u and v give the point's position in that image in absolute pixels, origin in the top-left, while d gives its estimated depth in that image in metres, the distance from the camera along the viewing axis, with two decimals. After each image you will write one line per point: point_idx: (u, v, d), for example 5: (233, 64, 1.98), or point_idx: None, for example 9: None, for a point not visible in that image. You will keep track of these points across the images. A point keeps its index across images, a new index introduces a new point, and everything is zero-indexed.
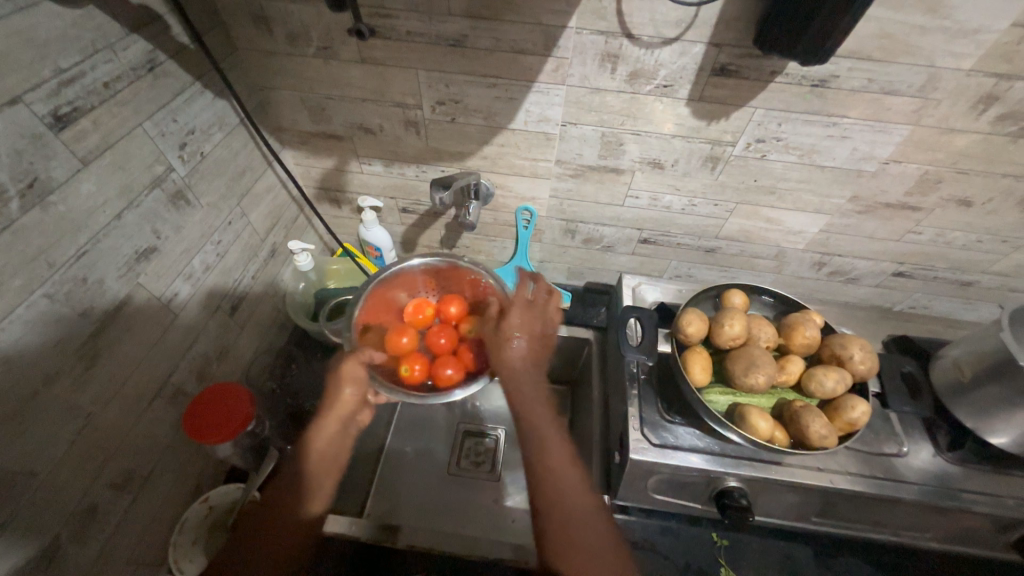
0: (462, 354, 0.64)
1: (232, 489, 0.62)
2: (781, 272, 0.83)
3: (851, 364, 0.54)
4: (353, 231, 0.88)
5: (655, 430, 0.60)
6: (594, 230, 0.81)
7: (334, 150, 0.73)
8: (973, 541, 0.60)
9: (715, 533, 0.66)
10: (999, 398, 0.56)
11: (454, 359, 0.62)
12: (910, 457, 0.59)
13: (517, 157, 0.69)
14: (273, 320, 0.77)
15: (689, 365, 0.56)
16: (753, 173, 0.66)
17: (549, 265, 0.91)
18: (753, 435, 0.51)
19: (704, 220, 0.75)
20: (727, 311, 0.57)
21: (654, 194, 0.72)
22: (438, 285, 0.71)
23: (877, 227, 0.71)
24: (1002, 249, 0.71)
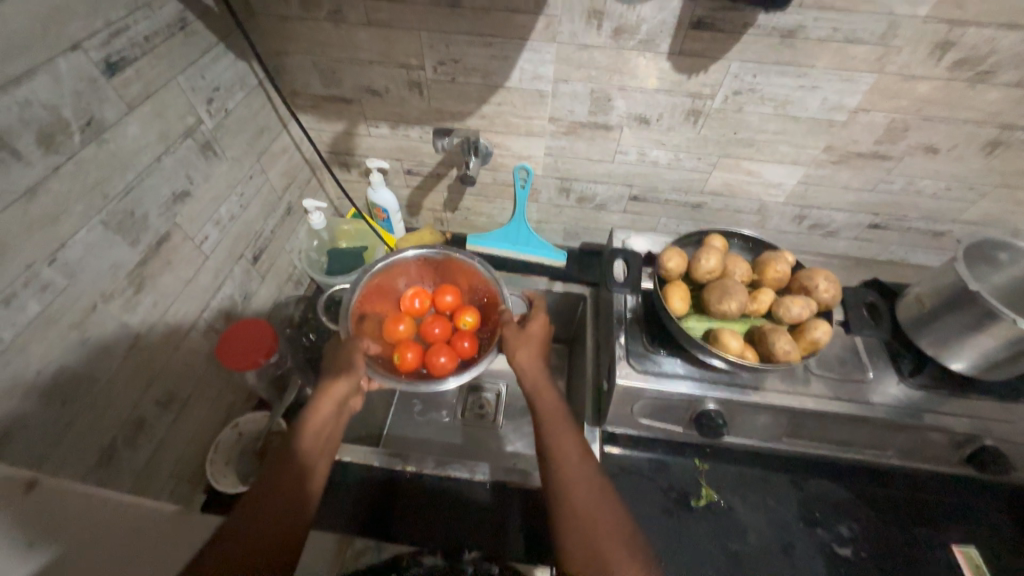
0: (453, 344, 0.69)
1: (259, 417, 0.69)
2: (764, 227, 0.88)
3: (817, 293, 0.60)
4: (361, 195, 0.94)
5: (640, 359, 0.66)
6: (587, 188, 0.86)
7: (344, 114, 0.79)
8: (931, 457, 0.66)
9: (697, 460, 0.72)
10: (957, 324, 0.61)
11: (447, 348, 0.67)
12: (875, 382, 0.65)
13: (514, 115, 0.75)
14: (289, 275, 0.83)
15: (668, 296, 0.62)
16: (732, 125, 0.71)
17: (546, 227, 0.97)
18: (724, 353, 0.57)
19: (689, 175, 0.80)
20: (705, 247, 0.63)
21: (642, 149, 0.77)
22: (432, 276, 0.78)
23: (851, 178, 0.76)
24: (969, 196, 0.76)
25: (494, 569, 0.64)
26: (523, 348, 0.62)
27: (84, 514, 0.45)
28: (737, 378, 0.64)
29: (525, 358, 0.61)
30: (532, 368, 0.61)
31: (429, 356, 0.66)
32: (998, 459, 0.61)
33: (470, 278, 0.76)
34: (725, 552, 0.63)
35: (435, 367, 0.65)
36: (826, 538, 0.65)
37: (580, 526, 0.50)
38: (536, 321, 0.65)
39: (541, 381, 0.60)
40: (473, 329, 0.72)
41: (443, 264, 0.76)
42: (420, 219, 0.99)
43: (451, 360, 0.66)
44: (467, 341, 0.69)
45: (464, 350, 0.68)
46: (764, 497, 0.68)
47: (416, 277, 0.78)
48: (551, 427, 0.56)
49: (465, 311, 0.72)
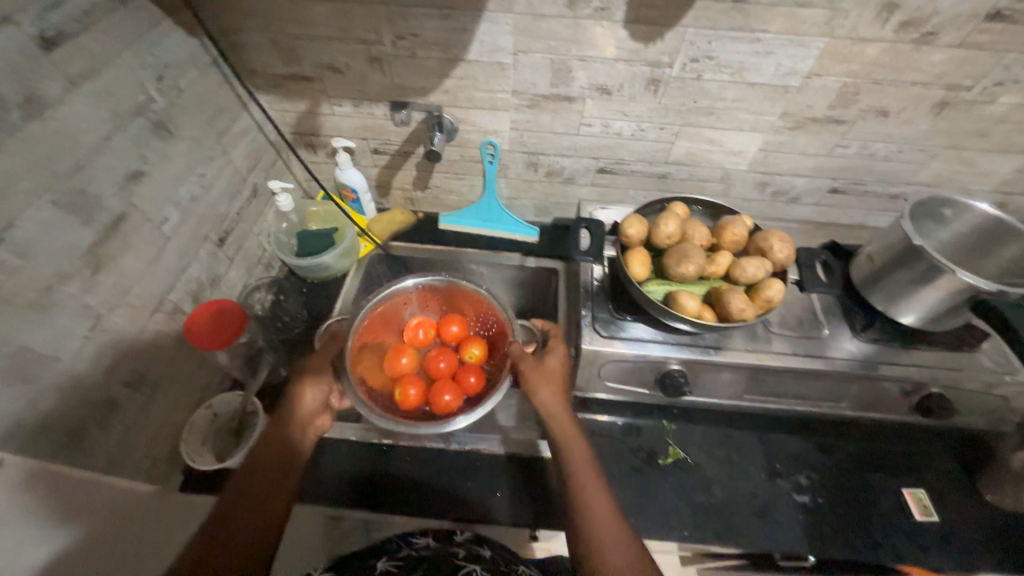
0: (458, 379, 0.69)
1: (232, 397, 0.69)
2: (729, 195, 0.90)
3: (771, 254, 0.62)
4: (329, 176, 0.94)
5: (605, 325, 0.68)
6: (555, 162, 0.86)
7: (305, 93, 0.78)
8: (883, 407, 0.69)
9: (664, 420, 0.75)
10: (907, 279, 0.64)
11: (451, 385, 0.67)
12: (829, 338, 0.68)
13: (477, 89, 0.75)
14: (259, 258, 0.83)
15: (629, 262, 0.63)
16: (692, 94, 0.72)
17: (517, 203, 0.97)
18: (682, 314, 0.59)
19: (653, 146, 0.81)
20: (663, 213, 0.64)
21: (605, 120, 0.78)
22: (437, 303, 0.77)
23: (808, 143, 0.77)
24: (921, 157, 0.78)
25: (485, 553, 0.67)
26: (544, 386, 0.60)
27: (31, 523, 0.45)
28: (698, 340, 0.66)
29: (547, 397, 0.60)
30: (555, 407, 0.59)
31: (433, 394, 0.66)
32: (942, 403, 0.65)
33: (478, 308, 0.74)
34: (690, 504, 0.67)
35: (440, 405, 0.64)
36: (785, 487, 0.69)
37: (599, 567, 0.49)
38: (555, 353, 0.64)
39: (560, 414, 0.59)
40: (479, 362, 0.71)
41: (446, 293, 0.76)
42: (392, 199, 0.99)
43: (456, 398, 0.65)
44: (473, 376, 0.68)
45: (469, 386, 0.67)
46: (728, 452, 0.72)
47: (419, 304, 0.77)
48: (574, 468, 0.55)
49: (471, 343, 0.72)
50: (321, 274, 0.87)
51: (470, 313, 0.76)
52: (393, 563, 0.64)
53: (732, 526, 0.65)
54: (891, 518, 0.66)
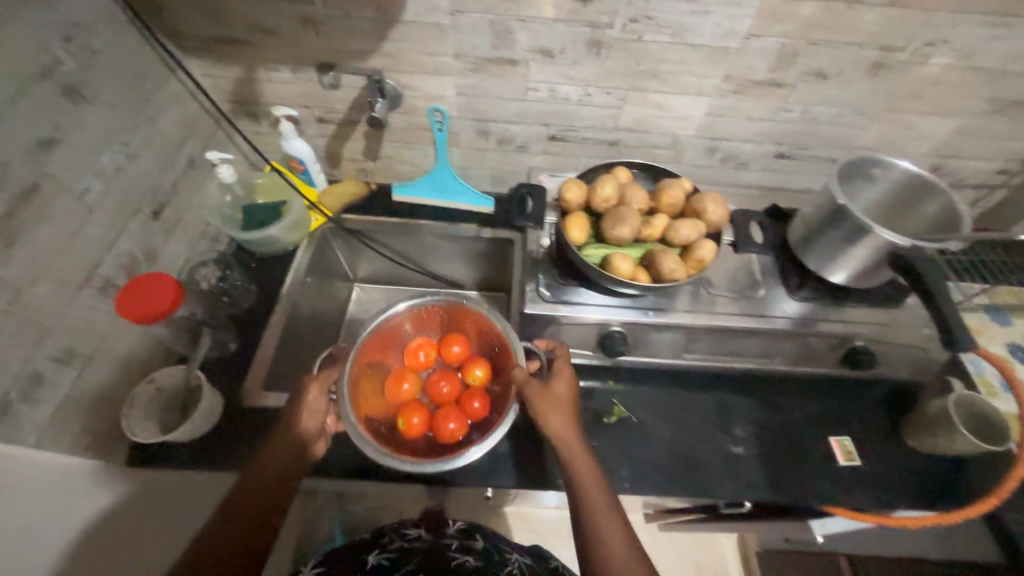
0: (462, 403, 0.67)
1: (175, 371, 0.68)
2: (680, 162, 0.90)
3: (706, 216, 0.63)
4: (275, 148, 0.91)
5: (549, 291, 0.70)
6: (505, 129, 0.85)
7: (239, 57, 0.74)
8: (813, 362, 0.72)
9: (611, 381, 0.77)
10: (836, 240, 0.66)
11: (455, 411, 0.65)
12: (764, 299, 0.71)
13: (417, 52, 0.73)
14: (202, 233, 0.81)
15: (568, 227, 0.64)
16: (635, 56, 0.71)
17: (471, 172, 0.96)
18: (616, 276, 0.60)
19: (601, 111, 0.81)
20: (602, 178, 0.65)
21: (551, 85, 0.76)
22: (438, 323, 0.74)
23: (752, 107, 0.78)
24: (861, 121, 0.79)
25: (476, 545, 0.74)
26: (552, 413, 0.59)
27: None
28: (637, 301, 0.68)
29: (557, 424, 0.58)
30: (565, 434, 0.58)
31: (437, 422, 0.64)
32: (867, 354, 0.68)
33: (479, 327, 0.71)
34: (632, 459, 0.70)
35: (445, 434, 0.63)
36: (722, 440, 0.72)
37: None
38: (560, 381, 0.62)
39: (572, 445, 0.58)
40: (483, 384, 0.69)
41: (446, 312, 0.72)
42: (343, 170, 0.97)
43: (461, 426, 0.64)
44: (477, 402, 0.65)
45: (473, 412, 0.65)
46: (671, 411, 0.74)
47: (418, 326, 0.74)
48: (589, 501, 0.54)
49: (473, 365, 0.69)
50: (269, 248, 0.85)
51: (471, 331, 0.73)
52: (385, 555, 0.69)
53: (670, 478, 0.68)
54: (817, 465, 0.71)
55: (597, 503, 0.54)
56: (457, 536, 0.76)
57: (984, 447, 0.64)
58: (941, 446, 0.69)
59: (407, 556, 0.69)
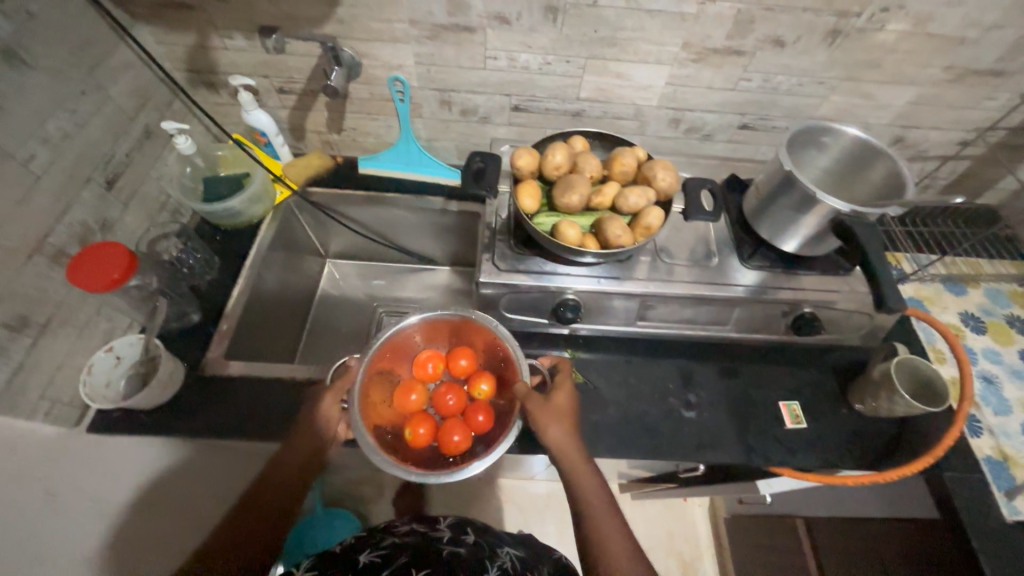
0: (467, 416, 0.69)
1: (135, 340, 0.69)
2: (644, 133, 0.90)
3: (656, 183, 0.64)
4: (237, 119, 0.90)
5: (504, 260, 0.70)
6: (467, 100, 0.85)
7: (191, 23, 0.73)
8: (762, 328, 0.74)
9: (569, 349, 0.79)
10: (785, 207, 0.67)
11: (460, 424, 0.67)
12: (717, 267, 0.72)
13: (372, 19, 0.72)
14: (163, 206, 0.81)
15: (520, 195, 0.64)
16: (591, 23, 0.71)
17: (438, 145, 0.95)
18: (564, 243, 0.62)
19: (562, 81, 0.80)
20: (554, 145, 0.65)
21: (510, 53, 0.76)
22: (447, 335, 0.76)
23: (712, 76, 0.78)
24: (821, 91, 0.80)
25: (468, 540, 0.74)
26: (552, 424, 0.62)
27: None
28: (589, 269, 0.70)
29: (557, 435, 0.61)
30: (566, 444, 0.61)
31: (442, 434, 0.67)
32: (811, 322, 0.70)
33: (486, 342, 0.73)
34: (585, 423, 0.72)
35: (449, 445, 0.66)
36: (674, 404, 0.74)
37: None
38: (560, 393, 0.65)
39: (570, 452, 0.61)
40: (488, 398, 0.71)
41: (455, 326, 0.73)
42: (308, 143, 0.96)
43: (465, 438, 0.66)
44: (481, 416, 0.68)
45: (477, 425, 0.67)
46: (626, 377, 0.77)
47: (428, 338, 0.75)
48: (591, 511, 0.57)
49: (479, 379, 0.71)
50: (234, 221, 0.86)
51: (478, 344, 0.74)
52: (377, 552, 0.66)
53: (620, 440, 0.71)
54: (764, 427, 0.73)
55: (598, 511, 0.57)
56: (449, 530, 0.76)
57: (922, 410, 0.66)
58: (882, 408, 0.71)
59: (398, 551, 0.67)
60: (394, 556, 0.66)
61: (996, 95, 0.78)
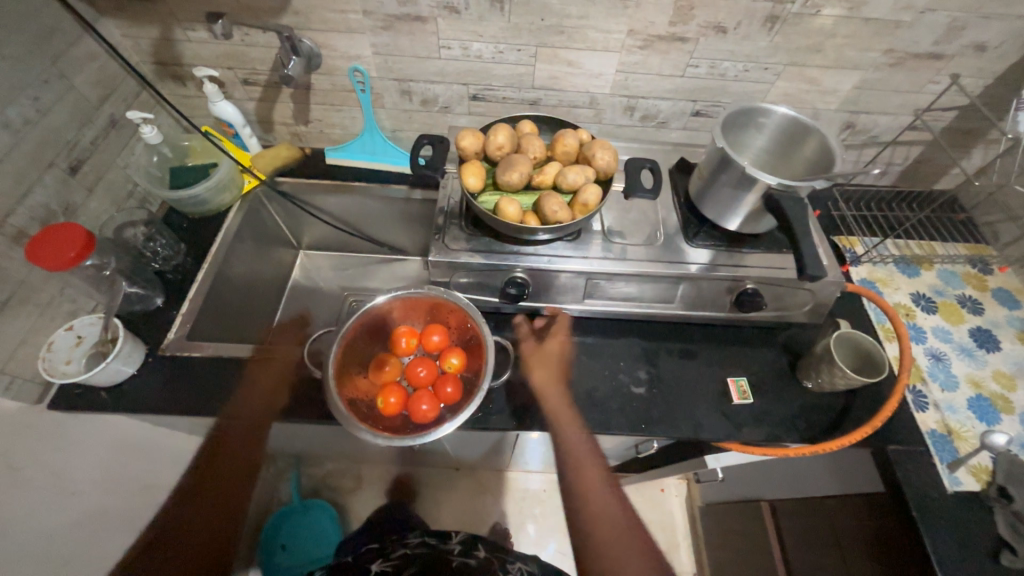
0: (438, 387, 0.71)
1: (96, 319, 0.72)
2: (601, 122, 0.92)
3: (595, 162, 0.66)
4: (205, 111, 0.93)
5: (454, 240, 0.72)
6: (426, 89, 0.87)
7: (154, 16, 0.76)
8: (710, 306, 0.76)
9: (525, 329, 0.81)
10: (724, 185, 0.69)
11: (429, 394, 0.69)
12: (662, 245, 0.74)
13: (326, 10, 0.75)
14: (129, 193, 0.84)
15: (464, 174, 0.66)
16: (537, 11, 0.73)
17: (402, 135, 0.98)
18: (504, 220, 0.64)
19: (516, 69, 0.83)
20: (497, 126, 0.67)
21: (462, 43, 0.78)
22: (423, 313, 0.77)
23: (660, 63, 0.80)
24: (767, 77, 0.82)
25: (480, 553, 0.81)
26: (540, 364, 0.75)
27: None
28: (534, 249, 0.71)
29: (542, 374, 0.74)
30: (548, 380, 0.73)
31: (412, 402, 0.68)
32: (753, 298, 0.72)
33: (458, 318, 0.74)
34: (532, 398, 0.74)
35: (417, 414, 0.67)
36: (624, 382, 0.76)
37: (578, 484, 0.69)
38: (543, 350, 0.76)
39: (558, 405, 0.71)
40: (458, 371, 0.72)
41: (430, 303, 0.75)
42: (277, 135, 0.99)
43: (433, 407, 0.68)
44: (450, 387, 0.69)
45: (445, 396, 0.69)
46: (576, 355, 0.78)
47: (404, 315, 0.77)
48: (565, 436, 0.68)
49: (449, 353, 0.72)
50: (200, 209, 0.89)
51: (451, 321, 0.76)
52: (387, 563, 0.75)
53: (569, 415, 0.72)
54: (713, 403, 0.75)
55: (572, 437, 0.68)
56: (460, 544, 0.83)
57: (860, 382, 0.68)
58: (826, 383, 0.73)
59: (407, 564, 0.75)
60: (403, 568, 0.74)
61: (938, 79, 0.80)
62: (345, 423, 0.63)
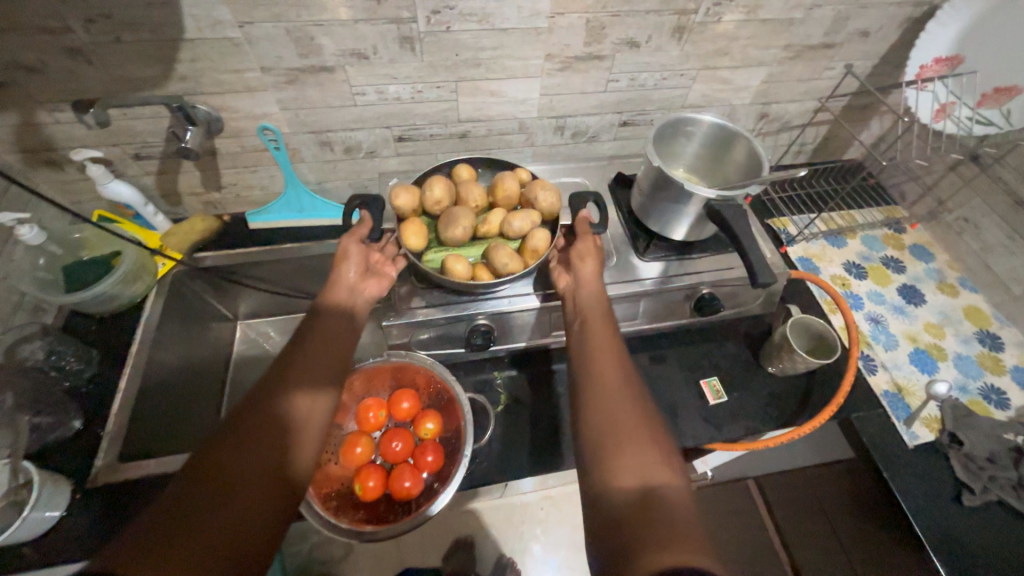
0: (417, 457, 0.67)
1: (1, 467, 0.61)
2: (534, 144, 0.91)
3: (539, 204, 0.65)
4: (95, 194, 0.82)
5: (406, 298, 0.68)
6: (347, 137, 0.82)
7: (8, 102, 0.66)
8: (671, 314, 0.77)
9: (495, 370, 0.79)
10: (664, 199, 0.70)
11: (410, 468, 0.65)
12: (617, 264, 0.73)
13: (218, 71, 0.68)
14: (15, 304, 0.74)
15: (404, 234, 0.63)
16: (450, 47, 0.70)
17: (329, 186, 0.92)
18: (454, 278, 0.62)
19: (439, 106, 0.79)
20: (431, 179, 0.65)
21: (377, 87, 0.74)
22: (386, 380, 0.73)
23: (582, 82, 0.80)
24: (684, 82, 0.84)
25: None
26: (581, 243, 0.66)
27: None
28: (493, 291, 0.67)
29: (585, 251, 0.65)
30: (586, 262, 0.65)
31: (392, 481, 0.64)
32: (711, 301, 0.73)
33: (427, 379, 0.71)
34: (515, 443, 0.72)
35: (401, 491, 0.63)
36: None
37: (579, 344, 0.57)
38: (584, 242, 0.66)
39: (591, 286, 0.63)
40: (435, 436, 0.69)
41: (392, 370, 0.71)
42: (187, 206, 0.89)
43: (417, 481, 0.64)
44: (431, 456, 0.66)
45: (427, 466, 0.65)
46: (551, 388, 0.77)
47: (368, 386, 0.72)
48: (584, 311, 0.60)
49: (423, 418, 0.69)
50: (104, 306, 0.78)
51: (419, 383, 0.72)
52: None
53: (554, 454, 0.71)
54: (688, 409, 0.76)
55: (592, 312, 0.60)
56: None
57: (818, 364, 0.71)
58: (788, 367, 0.76)
59: None
60: None
61: (833, 65, 0.86)
62: (324, 526, 0.57)
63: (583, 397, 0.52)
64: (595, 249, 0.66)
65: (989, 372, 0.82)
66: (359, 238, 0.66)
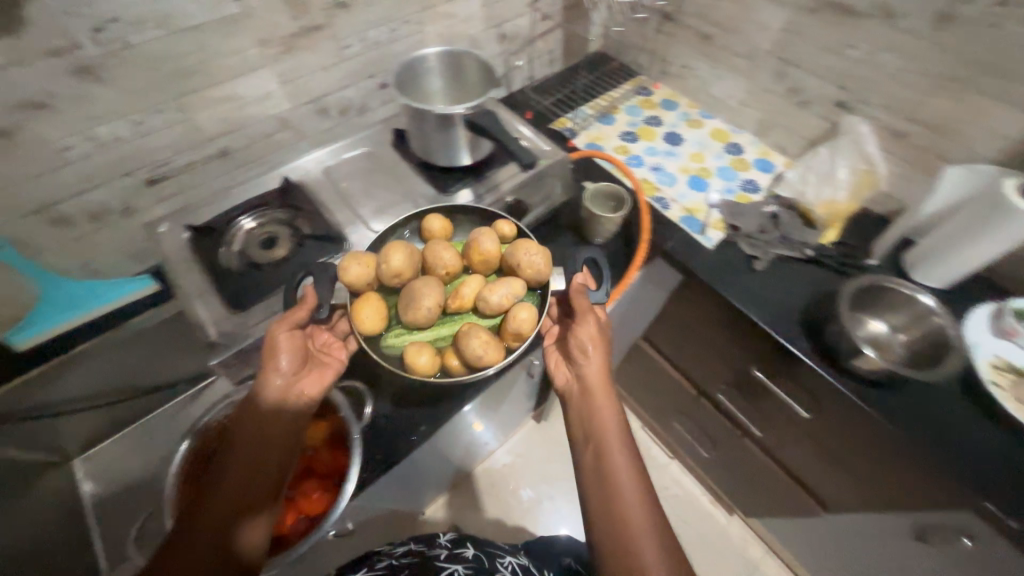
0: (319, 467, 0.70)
1: None
2: (307, 135, 0.89)
3: (520, 271, 0.65)
4: None
5: (224, 323, 0.65)
6: (83, 203, 0.71)
7: None
8: None
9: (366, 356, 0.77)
10: (435, 133, 0.74)
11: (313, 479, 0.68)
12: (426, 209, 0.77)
13: None
14: None
15: (360, 315, 0.61)
16: (145, 64, 0.64)
17: (98, 264, 0.80)
18: (418, 372, 0.62)
19: (174, 131, 0.73)
20: (391, 249, 0.63)
21: (83, 134, 0.65)
22: None
23: (316, 57, 0.79)
24: (414, 27, 0.88)
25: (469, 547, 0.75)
26: (582, 332, 0.65)
27: None
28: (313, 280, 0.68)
29: (586, 340, 0.64)
30: (594, 363, 0.64)
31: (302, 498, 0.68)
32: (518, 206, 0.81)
33: None
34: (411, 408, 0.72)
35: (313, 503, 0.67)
36: None
37: (598, 464, 0.58)
38: (585, 328, 0.64)
39: (603, 396, 0.62)
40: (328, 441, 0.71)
41: None
42: None
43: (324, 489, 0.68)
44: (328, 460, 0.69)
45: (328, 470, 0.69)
46: None
47: None
48: (596, 422, 0.61)
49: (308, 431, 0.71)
50: None
51: None
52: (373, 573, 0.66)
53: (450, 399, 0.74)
54: None
55: (609, 427, 0.60)
56: (447, 545, 0.76)
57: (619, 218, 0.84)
58: (605, 232, 0.88)
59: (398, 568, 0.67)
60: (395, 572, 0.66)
61: None
62: None
63: (603, 532, 0.53)
64: (597, 333, 0.64)
65: (741, 171, 1.04)
66: (292, 323, 0.61)
